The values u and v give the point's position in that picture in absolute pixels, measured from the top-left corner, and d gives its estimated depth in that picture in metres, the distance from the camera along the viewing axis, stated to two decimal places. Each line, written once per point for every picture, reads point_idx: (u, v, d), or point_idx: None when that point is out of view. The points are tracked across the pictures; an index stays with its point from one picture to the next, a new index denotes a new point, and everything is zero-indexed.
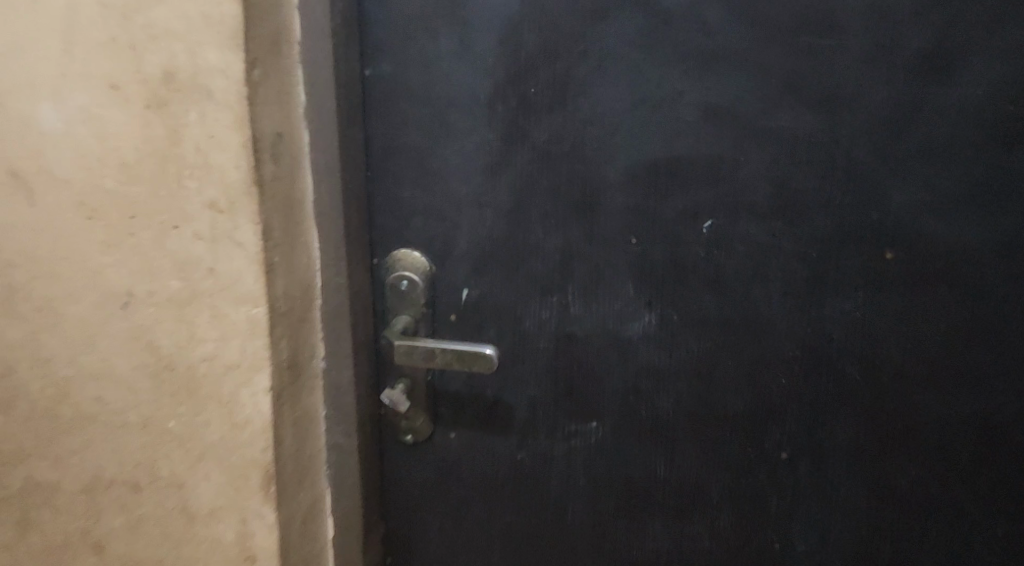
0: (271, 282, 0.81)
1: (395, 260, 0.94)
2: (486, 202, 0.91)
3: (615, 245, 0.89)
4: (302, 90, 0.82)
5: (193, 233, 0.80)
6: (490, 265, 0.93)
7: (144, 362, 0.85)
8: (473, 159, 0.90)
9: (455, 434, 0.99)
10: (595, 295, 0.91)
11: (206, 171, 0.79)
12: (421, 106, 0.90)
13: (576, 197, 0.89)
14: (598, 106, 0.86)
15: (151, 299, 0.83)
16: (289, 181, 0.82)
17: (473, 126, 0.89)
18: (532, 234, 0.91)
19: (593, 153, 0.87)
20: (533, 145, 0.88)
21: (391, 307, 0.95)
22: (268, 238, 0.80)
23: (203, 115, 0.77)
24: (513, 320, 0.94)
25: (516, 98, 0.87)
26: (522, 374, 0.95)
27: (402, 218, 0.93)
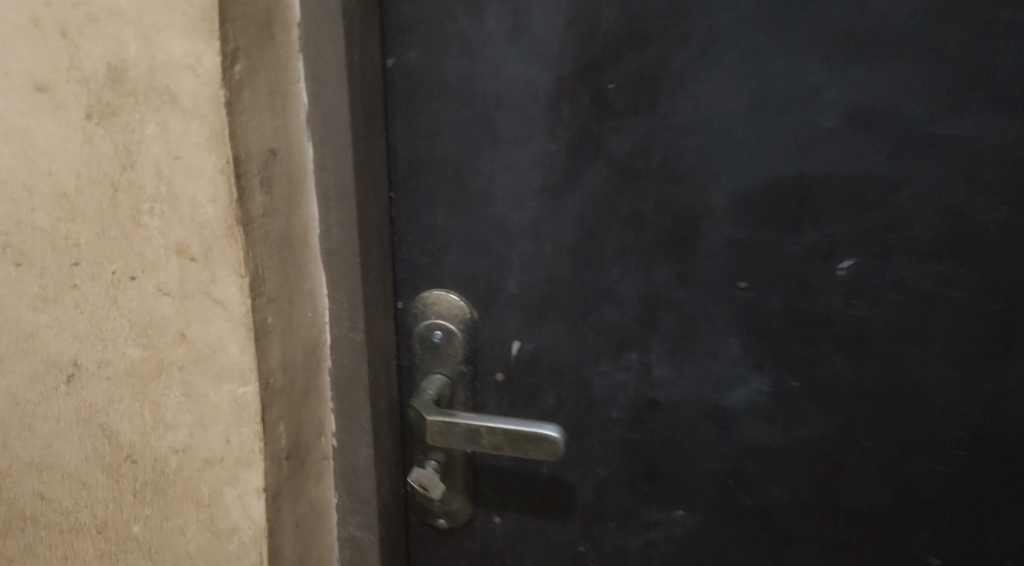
0: (264, 351, 0.60)
1: (427, 306, 0.73)
2: (546, 233, 0.70)
3: (719, 290, 0.68)
4: (302, 89, 0.63)
5: (157, 287, 0.59)
6: (550, 312, 0.72)
7: (98, 451, 0.64)
8: (528, 177, 0.69)
9: (500, 518, 0.78)
10: (687, 354, 0.70)
11: (172, 205, 0.57)
12: (459, 107, 0.68)
13: (667, 228, 0.68)
14: (700, 109, 0.64)
15: (104, 371, 0.62)
16: (287, 216, 0.62)
17: (529, 135, 0.68)
18: (606, 276, 0.70)
19: (690, 171, 0.66)
20: (609, 160, 0.67)
21: (421, 365, 0.74)
22: (258, 293, 0.59)
23: (165, 128, 0.56)
24: (578, 384, 0.73)
25: (589, 97, 0.66)
26: (587, 449, 0.75)
27: (435, 253, 0.72)
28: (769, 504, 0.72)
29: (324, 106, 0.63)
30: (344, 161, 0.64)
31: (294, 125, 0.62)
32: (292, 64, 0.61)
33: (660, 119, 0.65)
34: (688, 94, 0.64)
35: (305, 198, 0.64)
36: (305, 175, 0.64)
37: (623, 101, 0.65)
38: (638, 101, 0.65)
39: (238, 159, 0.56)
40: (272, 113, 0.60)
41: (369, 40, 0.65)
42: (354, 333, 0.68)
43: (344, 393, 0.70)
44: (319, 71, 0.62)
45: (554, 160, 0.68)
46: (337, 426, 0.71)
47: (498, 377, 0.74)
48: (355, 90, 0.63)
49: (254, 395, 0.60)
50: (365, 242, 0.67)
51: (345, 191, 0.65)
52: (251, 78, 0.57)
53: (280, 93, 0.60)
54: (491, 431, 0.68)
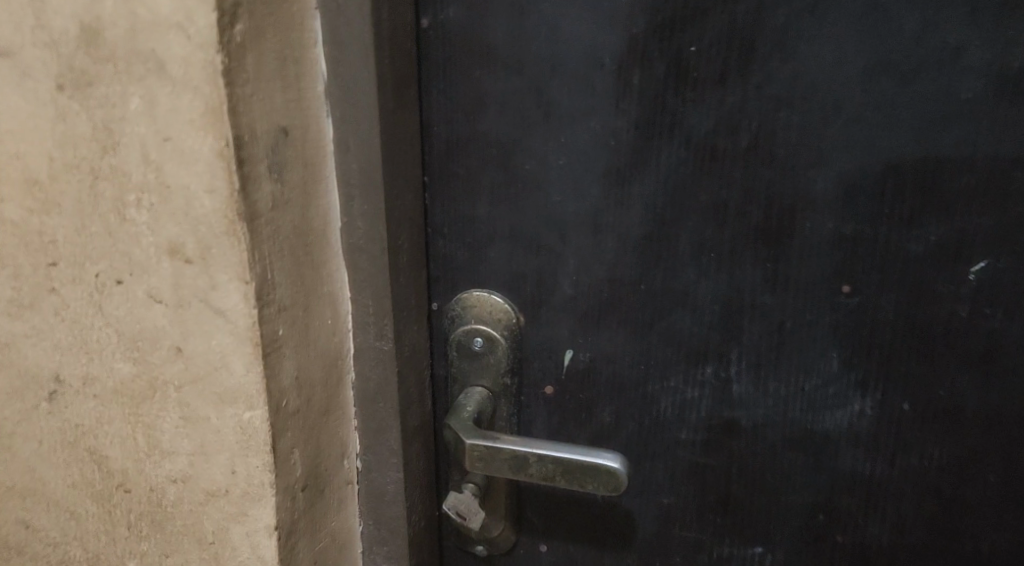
0: (273, 370, 0.51)
1: (466, 309, 0.63)
2: (607, 226, 0.59)
3: (818, 294, 0.58)
4: (320, 54, 0.52)
5: (147, 293, 0.50)
6: (609, 318, 0.61)
7: (87, 479, 0.55)
8: (588, 160, 0.58)
9: (547, 547, 0.69)
10: (773, 368, 0.60)
11: (161, 197, 0.47)
12: (508, 75, 0.57)
13: (758, 222, 0.57)
14: (806, 78, 0.54)
15: (90, 388, 0.53)
16: (303, 208, 0.52)
17: (590, 109, 0.57)
18: (680, 276, 0.59)
19: (788, 154, 0.55)
20: (688, 139, 0.56)
21: (459, 376, 0.64)
22: (266, 301, 0.49)
23: (151, 103, 0.45)
24: (640, 401, 0.63)
25: (666, 63, 0.55)
26: (650, 473, 0.65)
27: (476, 247, 0.62)
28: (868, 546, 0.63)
29: (346, 75, 0.52)
30: (371, 141, 0.54)
31: (310, 98, 0.52)
32: (308, 23, 0.51)
33: (754, 90, 0.54)
34: (791, 59, 0.53)
35: (325, 185, 0.54)
36: (325, 157, 0.54)
37: (707, 67, 0.55)
38: (726, 67, 0.54)
39: (239, 141, 0.46)
40: (283, 84, 0.49)
41: None
42: (382, 342, 0.58)
43: (369, 410, 0.60)
44: (341, 32, 0.52)
45: (620, 138, 0.57)
46: (362, 447, 0.61)
47: (547, 391, 0.64)
48: (382, 55, 0.53)
49: (263, 420, 0.51)
50: (396, 236, 0.57)
51: (371, 177, 0.54)
52: (257, 41, 0.47)
53: (293, 59, 0.50)
54: (541, 459, 0.58)
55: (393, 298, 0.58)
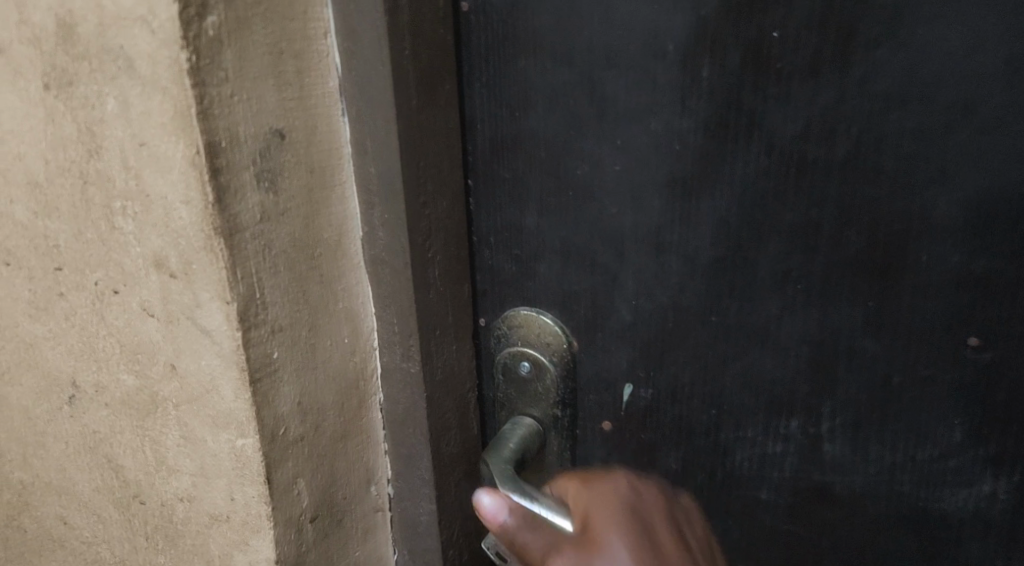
0: (267, 397, 0.46)
1: (515, 330, 0.58)
2: (669, 245, 0.52)
3: (931, 338, 0.49)
4: (333, 47, 0.47)
5: (141, 306, 0.46)
6: (674, 349, 0.54)
7: (108, 485, 0.54)
8: (650, 165, 0.51)
9: None
10: (875, 428, 0.52)
11: (143, 206, 0.43)
12: (557, 66, 0.50)
13: (859, 249, 0.49)
14: (924, 72, 0.45)
15: (102, 396, 0.51)
16: (306, 219, 0.47)
17: (653, 106, 0.49)
18: (759, 306, 0.52)
19: (899, 170, 0.47)
20: (770, 145, 0.48)
21: (507, 401, 0.59)
22: (253, 323, 0.45)
23: (125, 104, 0.41)
24: (709, 449, 0.56)
25: (743, 53, 0.47)
26: (724, 532, 0.58)
27: (526, 257, 0.56)
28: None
29: (360, 69, 0.47)
30: (389, 143, 0.47)
31: (317, 95, 0.46)
32: (315, 12, 0.45)
33: (854, 85, 0.46)
34: (903, 50, 0.45)
35: (341, 193, 0.49)
36: (340, 161, 0.49)
37: (792, 57, 0.46)
38: (818, 57, 0.46)
39: (214, 149, 0.41)
40: (278, 81, 0.44)
41: None
42: (408, 364, 0.53)
43: (399, 434, 0.55)
44: (353, 20, 0.46)
45: (686, 141, 0.49)
46: (393, 474, 0.57)
47: (605, 426, 0.58)
48: (401, 43, 0.46)
49: (255, 450, 0.47)
50: (423, 248, 0.51)
51: (390, 185, 0.48)
52: (239, 33, 0.41)
53: (293, 52, 0.44)
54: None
55: (421, 316, 0.52)
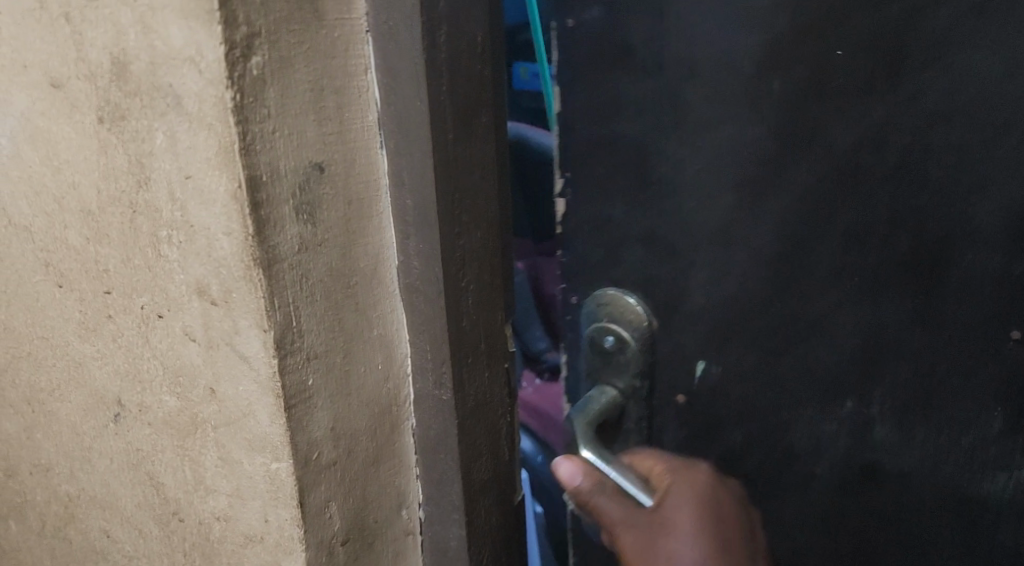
0: (300, 422, 0.48)
1: (601, 306, 0.59)
2: (738, 241, 0.53)
3: (974, 340, 0.51)
4: (374, 83, 0.48)
5: (183, 331, 0.48)
6: (737, 341, 0.56)
7: (149, 501, 0.56)
8: (722, 163, 0.52)
9: None
10: (920, 413, 0.54)
11: (187, 235, 0.45)
12: (639, 70, 0.52)
13: (906, 250, 0.50)
14: (965, 90, 0.47)
15: (145, 415, 0.53)
16: (343, 249, 0.49)
17: (723, 113, 0.51)
18: (814, 302, 0.53)
19: (945, 180, 0.49)
20: (828, 152, 0.50)
21: (592, 371, 0.61)
22: (289, 350, 0.46)
23: (172, 138, 0.43)
24: (770, 427, 0.57)
25: (809, 66, 0.49)
26: (776, 514, 0.60)
27: (613, 243, 0.57)
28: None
29: (399, 104, 0.48)
30: (424, 176, 0.48)
31: (356, 130, 0.48)
32: (357, 49, 0.47)
33: (903, 101, 0.48)
34: (952, 69, 0.47)
35: (379, 223, 0.51)
36: (378, 193, 0.50)
37: (853, 72, 0.48)
38: (873, 75, 0.48)
39: (255, 183, 0.42)
40: (319, 116, 0.45)
41: (463, 11, 0.48)
42: (440, 391, 0.53)
43: (431, 460, 0.56)
44: (392, 58, 0.47)
45: (752, 147, 0.51)
46: (424, 497, 0.57)
47: (679, 399, 0.59)
48: (437, 79, 0.47)
49: (289, 473, 0.48)
50: (457, 277, 0.52)
51: (426, 216, 0.49)
52: (283, 72, 0.43)
53: (334, 88, 0.46)
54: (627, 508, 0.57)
55: (453, 343, 0.52)
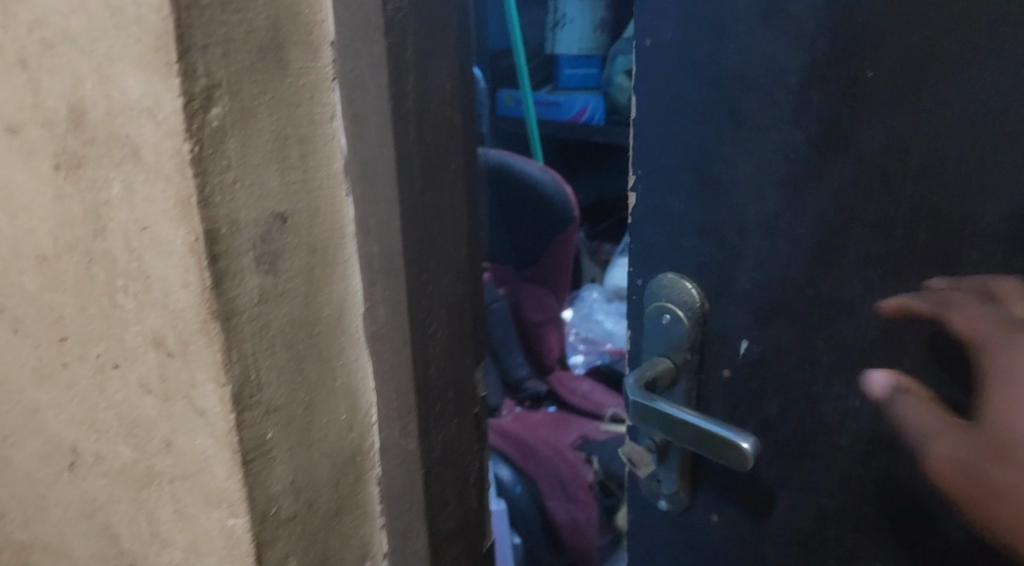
0: (258, 477, 0.46)
1: (662, 287, 0.68)
2: (782, 229, 0.61)
3: (989, 332, 0.55)
4: (342, 129, 0.46)
5: (139, 382, 0.47)
6: (784, 317, 0.63)
7: (104, 552, 0.54)
8: (769, 166, 0.60)
9: (718, 516, 0.72)
10: (934, 393, 0.58)
11: (144, 286, 0.44)
12: (702, 86, 0.62)
13: (924, 244, 0.56)
14: (979, 106, 0.52)
15: (101, 465, 0.51)
16: (306, 299, 0.47)
17: (771, 123, 0.59)
18: (843, 284, 0.60)
19: (958, 181, 0.54)
20: (860, 157, 0.56)
21: (649, 347, 0.70)
22: (248, 405, 0.45)
23: (129, 189, 0.42)
24: (804, 402, 0.64)
25: (842, 84, 0.56)
26: (811, 475, 0.66)
27: (671, 233, 0.67)
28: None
29: (364, 151, 0.46)
30: (391, 225, 0.47)
31: (321, 177, 0.46)
32: (323, 96, 0.45)
33: (924, 114, 0.54)
34: (967, 86, 0.52)
35: (343, 271, 0.49)
36: (343, 241, 0.48)
37: (881, 87, 0.54)
38: (897, 92, 0.54)
39: (214, 236, 0.41)
40: (281, 166, 0.44)
41: (431, 56, 0.46)
42: (406, 441, 0.52)
43: (396, 510, 0.54)
44: (359, 105, 0.45)
45: (798, 152, 0.59)
46: (390, 548, 0.56)
47: (724, 372, 0.68)
48: (404, 126, 0.46)
49: (246, 529, 0.47)
50: (425, 325, 0.50)
51: (392, 264, 0.48)
52: (244, 123, 0.42)
53: (298, 137, 0.45)
54: (707, 439, 0.65)
55: (420, 392, 0.51)
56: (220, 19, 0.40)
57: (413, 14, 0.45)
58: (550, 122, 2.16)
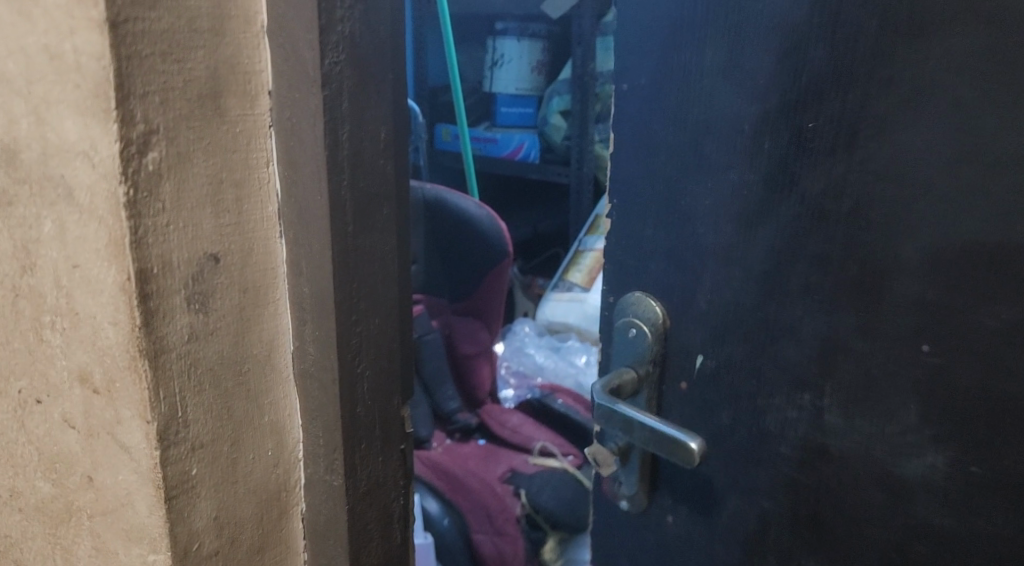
0: (181, 513, 0.47)
1: (630, 305, 0.76)
2: (738, 259, 0.68)
3: (900, 350, 0.61)
4: (276, 174, 0.48)
5: (62, 417, 0.48)
6: (732, 337, 0.70)
7: None
8: (726, 203, 0.68)
9: (673, 518, 0.79)
10: (859, 404, 0.64)
11: (72, 322, 0.45)
12: (671, 128, 0.69)
13: (854, 272, 0.62)
14: (898, 158, 0.59)
15: (17, 501, 0.53)
16: (236, 337, 0.48)
17: (729, 162, 0.67)
18: (787, 305, 0.66)
19: (882, 221, 0.60)
20: (802, 197, 0.63)
21: (618, 358, 0.77)
22: (174, 440, 0.46)
23: (61, 228, 0.43)
24: (751, 411, 0.70)
25: (789, 135, 0.63)
26: (754, 474, 0.72)
27: (642, 257, 0.75)
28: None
29: (299, 196, 0.47)
30: (322, 266, 0.48)
31: (255, 219, 0.47)
32: (259, 142, 0.47)
33: (853, 161, 0.61)
34: (892, 139, 0.59)
35: (274, 309, 0.50)
36: (275, 280, 0.49)
37: (822, 138, 0.62)
38: (835, 144, 0.61)
39: (145, 276, 0.42)
40: (216, 209, 0.45)
41: (368, 108, 0.47)
42: (331, 477, 0.53)
43: (319, 546, 0.55)
44: (295, 152, 0.47)
45: (747, 191, 0.66)
46: None
47: (683, 387, 0.74)
48: (338, 175, 0.47)
49: (166, 564, 0.48)
50: (352, 366, 0.51)
51: (323, 306, 0.49)
52: (181, 167, 0.43)
53: (233, 181, 0.46)
54: (659, 438, 0.72)
55: (346, 432, 0.52)
56: (160, 69, 0.41)
57: (349, 68, 0.46)
58: (487, 159, 2.20)
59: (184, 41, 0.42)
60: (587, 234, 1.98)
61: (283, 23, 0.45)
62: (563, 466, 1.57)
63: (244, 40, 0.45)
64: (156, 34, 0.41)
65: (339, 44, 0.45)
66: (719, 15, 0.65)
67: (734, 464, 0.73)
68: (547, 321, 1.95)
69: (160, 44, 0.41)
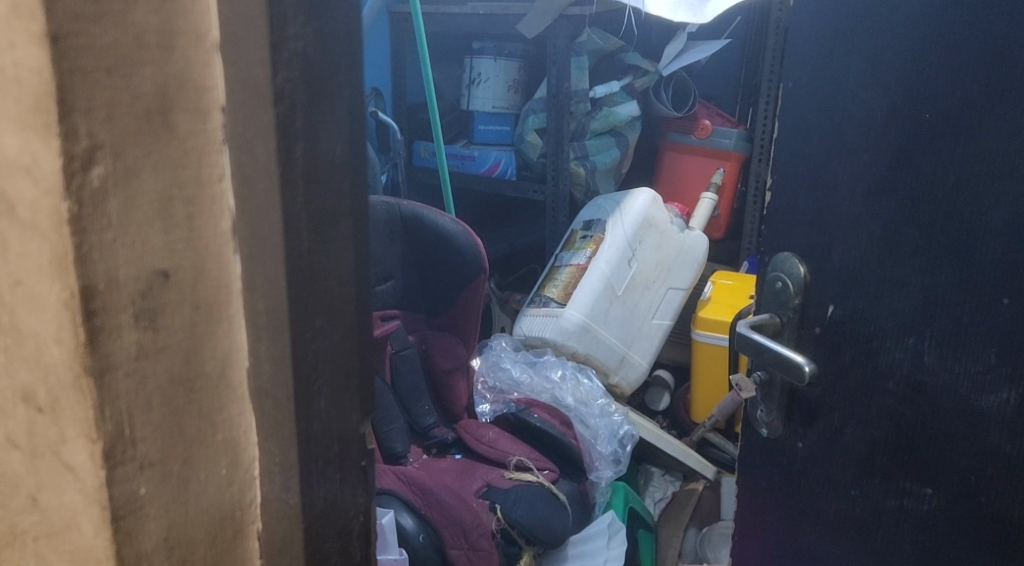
0: (128, 534, 0.47)
1: (780, 263, 0.79)
2: (864, 225, 0.71)
3: (978, 305, 0.65)
4: (231, 191, 0.47)
5: (7, 437, 0.48)
6: (857, 293, 0.72)
7: None
8: (868, 171, 0.70)
9: (765, 473, 0.86)
10: (952, 345, 0.68)
11: (16, 340, 0.45)
12: (816, 107, 0.73)
13: (954, 225, 0.65)
14: (992, 134, 0.62)
15: None
16: (188, 354, 0.47)
17: (864, 144, 0.70)
18: (903, 258, 0.69)
19: (977, 190, 0.64)
20: (923, 163, 0.66)
21: (769, 303, 0.80)
22: (120, 460, 0.45)
23: (4, 244, 0.44)
24: (866, 353, 0.73)
25: (901, 111, 0.67)
26: (863, 406, 0.74)
27: (792, 224, 0.77)
28: (1008, 522, 0.67)
29: (253, 213, 0.47)
30: (278, 284, 0.48)
31: (208, 236, 0.47)
32: (211, 158, 0.46)
33: (965, 128, 0.64)
34: (983, 120, 0.63)
35: (229, 325, 0.49)
36: (229, 295, 0.49)
37: (934, 116, 0.65)
38: (941, 114, 0.65)
39: (89, 292, 0.42)
40: (165, 224, 0.45)
41: (324, 126, 0.47)
42: (287, 495, 0.52)
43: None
44: (248, 168, 0.46)
45: (872, 167, 0.69)
46: None
47: (817, 331, 0.76)
48: (292, 194, 0.46)
49: None
50: (309, 382, 0.50)
51: (277, 323, 0.48)
52: (127, 183, 0.43)
53: (184, 198, 0.45)
54: (779, 362, 0.77)
55: (303, 449, 0.51)
56: (104, 84, 0.41)
57: (304, 86, 0.46)
58: (464, 174, 2.19)
59: (130, 56, 0.42)
60: (564, 249, 1.99)
61: (231, 43, 0.45)
62: (538, 480, 1.56)
63: (195, 55, 0.44)
64: (99, 50, 0.40)
65: (291, 61, 0.45)
66: (837, 40, 0.70)
67: (844, 409, 0.76)
68: (524, 337, 1.90)
69: (105, 60, 0.41)
